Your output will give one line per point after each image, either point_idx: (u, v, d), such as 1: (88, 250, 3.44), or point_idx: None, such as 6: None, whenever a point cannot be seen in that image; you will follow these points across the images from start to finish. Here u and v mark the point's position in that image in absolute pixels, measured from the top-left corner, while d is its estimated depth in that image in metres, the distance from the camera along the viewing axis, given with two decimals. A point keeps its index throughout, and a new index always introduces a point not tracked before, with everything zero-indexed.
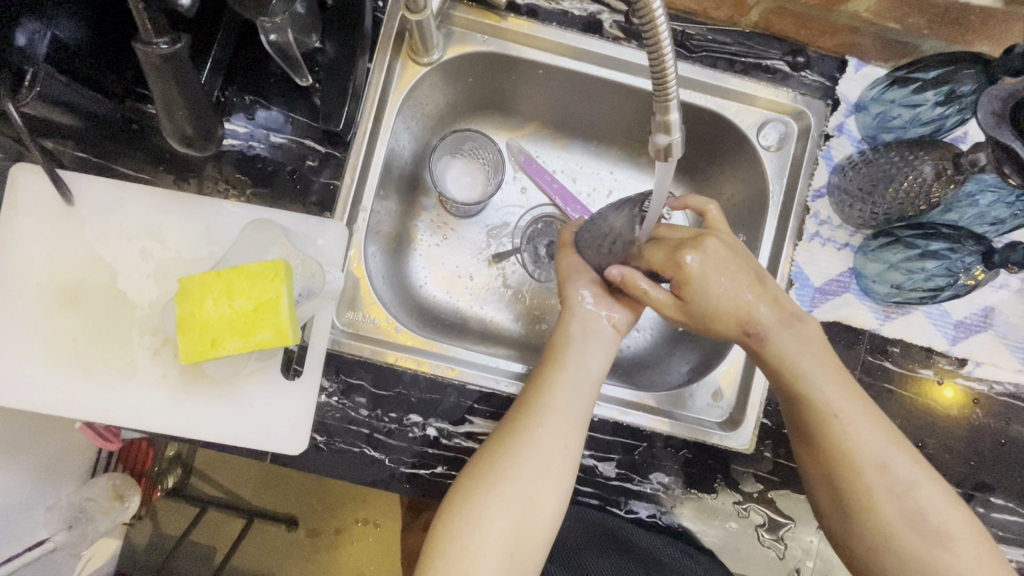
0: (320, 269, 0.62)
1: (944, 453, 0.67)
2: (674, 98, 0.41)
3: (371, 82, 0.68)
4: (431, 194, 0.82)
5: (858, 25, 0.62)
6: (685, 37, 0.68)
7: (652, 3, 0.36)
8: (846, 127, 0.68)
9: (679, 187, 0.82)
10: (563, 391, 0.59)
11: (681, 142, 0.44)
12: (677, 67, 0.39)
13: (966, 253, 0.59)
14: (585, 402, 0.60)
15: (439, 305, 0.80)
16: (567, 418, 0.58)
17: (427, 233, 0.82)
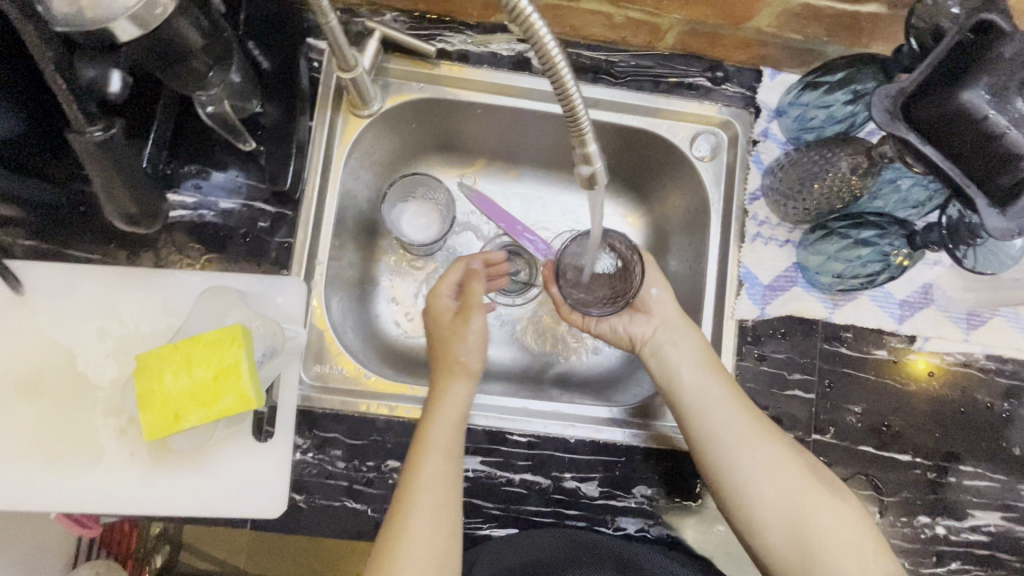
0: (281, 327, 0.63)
1: (909, 428, 0.70)
2: (588, 131, 0.43)
3: (315, 139, 0.69)
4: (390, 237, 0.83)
5: (765, 38, 0.67)
6: (610, 65, 0.72)
7: (546, 41, 0.38)
8: (771, 132, 0.72)
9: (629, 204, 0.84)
10: (433, 483, 0.58)
11: (604, 170, 0.47)
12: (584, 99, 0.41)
13: (890, 234, 0.63)
14: (455, 487, 0.59)
15: (410, 345, 0.80)
16: (445, 504, 0.58)
17: (389, 274, 0.82)
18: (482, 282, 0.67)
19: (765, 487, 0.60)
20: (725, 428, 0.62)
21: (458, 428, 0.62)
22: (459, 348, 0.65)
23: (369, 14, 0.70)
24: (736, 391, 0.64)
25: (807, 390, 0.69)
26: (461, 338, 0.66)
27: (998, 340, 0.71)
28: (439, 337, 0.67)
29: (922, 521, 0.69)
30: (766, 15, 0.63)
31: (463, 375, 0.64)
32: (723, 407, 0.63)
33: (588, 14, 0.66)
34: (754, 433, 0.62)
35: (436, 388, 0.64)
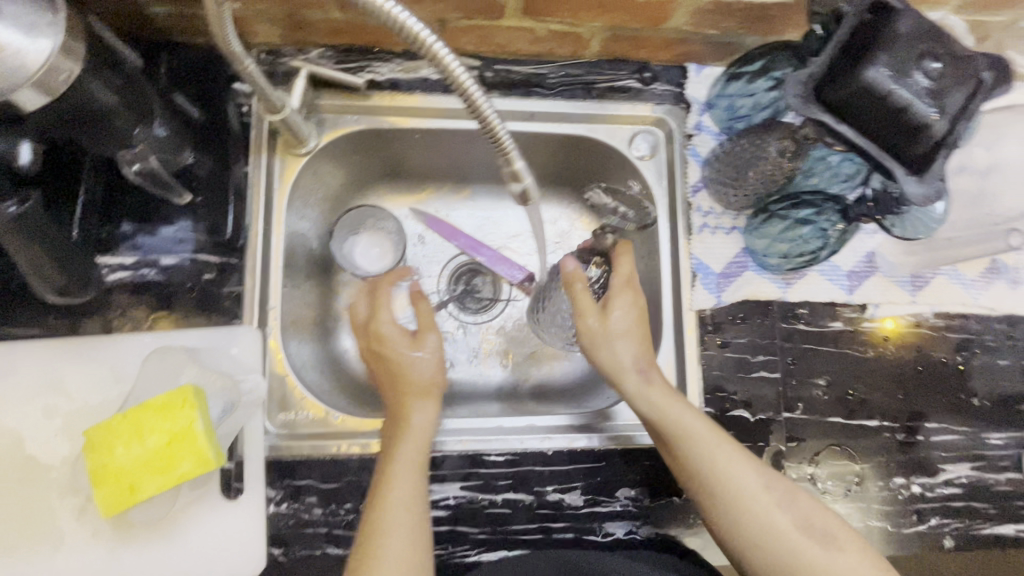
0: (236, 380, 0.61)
1: (873, 393, 0.72)
2: (512, 150, 0.45)
3: (253, 183, 0.67)
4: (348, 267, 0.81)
5: (684, 36, 0.69)
6: (541, 77, 0.73)
7: (452, 69, 0.40)
8: (704, 125, 0.74)
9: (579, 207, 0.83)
10: (400, 503, 0.57)
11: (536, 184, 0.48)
12: (504, 123, 0.43)
13: (827, 210, 0.65)
14: (423, 507, 0.58)
15: None
16: (413, 528, 0.56)
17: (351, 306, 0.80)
18: (428, 302, 0.71)
19: (752, 536, 0.57)
20: (702, 467, 0.59)
21: (423, 448, 0.61)
22: (416, 364, 0.67)
23: (295, 53, 0.69)
24: (713, 431, 0.62)
25: (772, 370, 0.71)
26: (417, 355, 0.68)
27: (943, 297, 0.74)
28: (377, 343, 0.68)
29: (898, 482, 0.71)
30: (682, 15, 0.65)
31: (420, 391, 0.66)
32: (697, 447, 0.60)
33: (511, 30, 0.67)
34: (731, 472, 0.59)
35: (403, 408, 0.64)
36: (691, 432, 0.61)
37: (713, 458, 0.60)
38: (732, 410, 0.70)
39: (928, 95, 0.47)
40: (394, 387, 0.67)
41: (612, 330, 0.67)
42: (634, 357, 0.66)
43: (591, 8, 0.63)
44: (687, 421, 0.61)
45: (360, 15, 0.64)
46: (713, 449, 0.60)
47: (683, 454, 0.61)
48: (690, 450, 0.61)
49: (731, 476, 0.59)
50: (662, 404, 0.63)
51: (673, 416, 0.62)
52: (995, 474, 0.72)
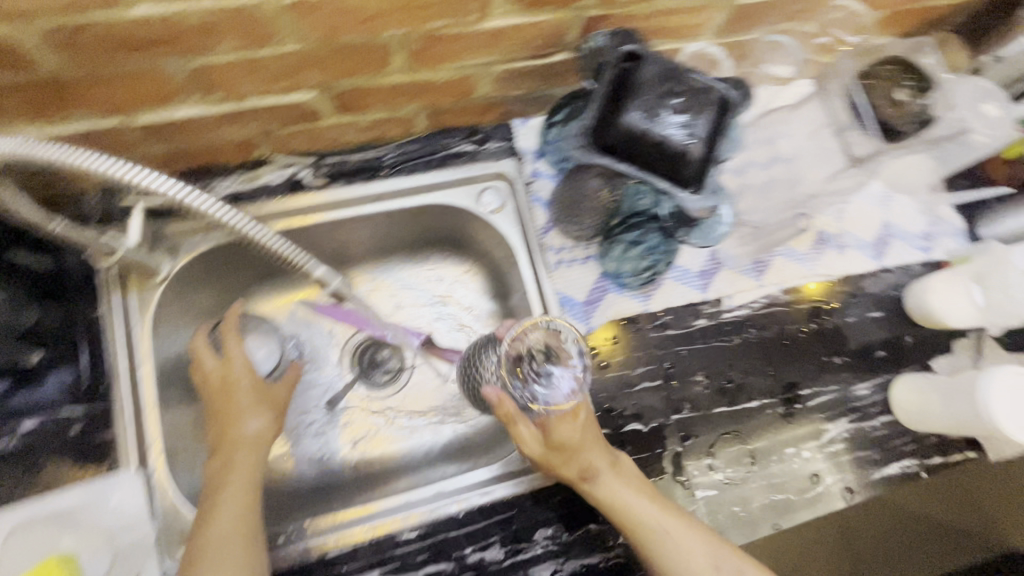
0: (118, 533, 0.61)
1: (747, 377, 0.78)
2: (303, 259, 0.65)
3: (109, 323, 0.67)
4: None
5: (498, 100, 0.75)
6: (380, 161, 0.77)
7: (202, 206, 0.53)
8: (540, 171, 0.80)
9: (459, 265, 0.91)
10: (226, 526, 0.58)
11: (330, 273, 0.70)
12: (275, 238, 0.60)
13: (650, 229, 0.75)
14: (253, 523, 0.59)
15: (298, 474, 0.81)
16: (248, 551, 0.57)
17: None
18: (233, 333, 0.72)
19: None
20: (661, 552, 0.60)
21: (251, 470, 0.63)
22: (244, 422, 0.66)
23: (130, 188, 0.70)
24: (662, 501, 0.64)
25: (653, 379, 0.76)
26: (241, 376, 0.69)
27: (785, 275, 0.82)
28: (223, 393, 0.68)
29: (789, 452, 0.76)
30: (486, 84, 0.71)
31: (247, 443, 0.65)
32: (649, 527, 0.61)
33: (336, 127, 0.71)
34: (690, 553, 0.60)
35: (230, 417, 0.66)
36: (644, 517, 0.62)
37: (667, 541, 0.60)
38: (625, 426, 0.73)
39: (681, 126, 0.53)
40: (222, 451, 0.64)
41: (564, 433, 0.62)
42: (591, 459, 0.64)
43: (401, 95, 0.68)
44: (640, 507, 0.62)
45: (181, 145, 0.66)
46: (667, 532, 0.61)
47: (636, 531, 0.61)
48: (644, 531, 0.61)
49: (683, 556, 0.60)
50: (613, 491, 0.63)
51: (625, 504, 0.62)
52: (870, 421, 0.79)
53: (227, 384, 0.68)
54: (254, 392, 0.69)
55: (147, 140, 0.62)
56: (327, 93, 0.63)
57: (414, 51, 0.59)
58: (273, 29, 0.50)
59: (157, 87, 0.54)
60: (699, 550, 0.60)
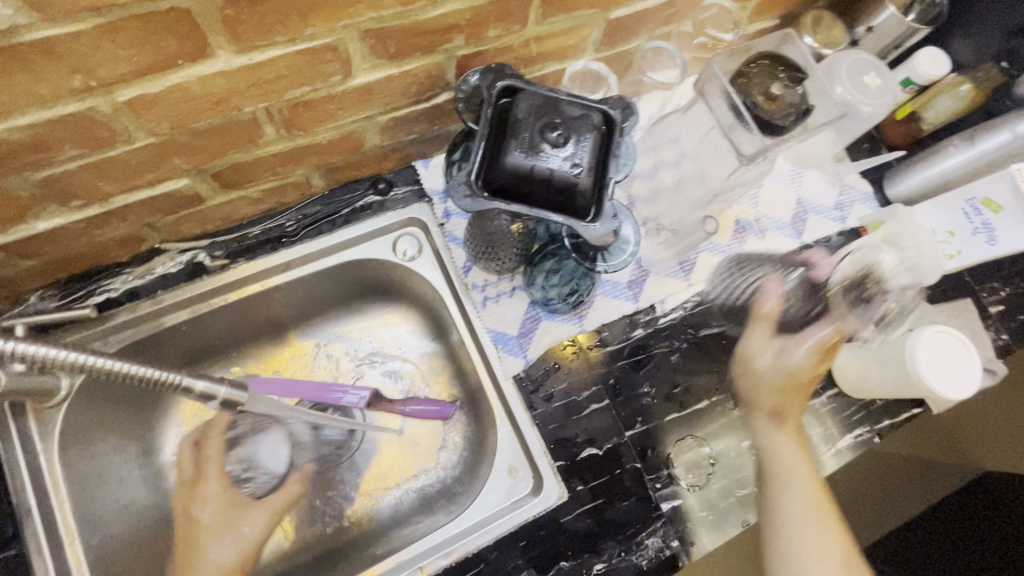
0: None
1: (693, 378, 0.78)
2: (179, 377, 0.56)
3: (8, 460, 0.63)
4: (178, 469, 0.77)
5: (392, 147, 0.73)
6: (283, 228, 0.74)
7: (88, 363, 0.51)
8: (451, 210, 0.79)
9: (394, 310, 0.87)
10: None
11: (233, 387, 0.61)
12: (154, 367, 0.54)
13: (566, 255, 0.73)
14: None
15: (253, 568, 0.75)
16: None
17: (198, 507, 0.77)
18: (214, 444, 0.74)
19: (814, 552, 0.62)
20: (777, 497, 0.65)
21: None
22: (211, 547, 0.66)
23: (12, 306, 0.66)
24: (824, 492, 0.65)
25: (600, 399, 0.75)
26: (212, 493, 0.71)
27: (712, 270, 0.82)
28: (186, 527, 0.69)
29: (747, 445, 0.77)
30: (375, 136, 0.68)
31: (213, 564, 0.65)
32: (797, 494, 0.64)
33: (226, 204, 0.68)
34: (806, 529, 0.63)
35: (196, 537, 0.67)
36: (778, 476, 0.66)
37: (785, 506, 0.64)
38: (580, 454, 0.72)
39: (566, 159, 0.53)
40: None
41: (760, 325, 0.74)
42: (792, 350, 0.71)
43: (287, 162, 0.65)
44: (792, 456, 0.67)
45: (56, 255, 0.61)
46: (794, 484, 0.65)
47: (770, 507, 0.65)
48: (782, 486, 0.65)
49: (805, 526, 0.63)
50: (804, 418, 0.69)
51: (772, 461, 0.67)
52: (818, 398, 0.80)
53: (198, 500, 0.70)
54: (223, 504, 0.70)
55: (13, 258, 0.58)
56: (203, 176, 0.60)
57: (283, 120, 0.56)
58: (116, 129, 0.47)
59: (4, 208, 0.50)
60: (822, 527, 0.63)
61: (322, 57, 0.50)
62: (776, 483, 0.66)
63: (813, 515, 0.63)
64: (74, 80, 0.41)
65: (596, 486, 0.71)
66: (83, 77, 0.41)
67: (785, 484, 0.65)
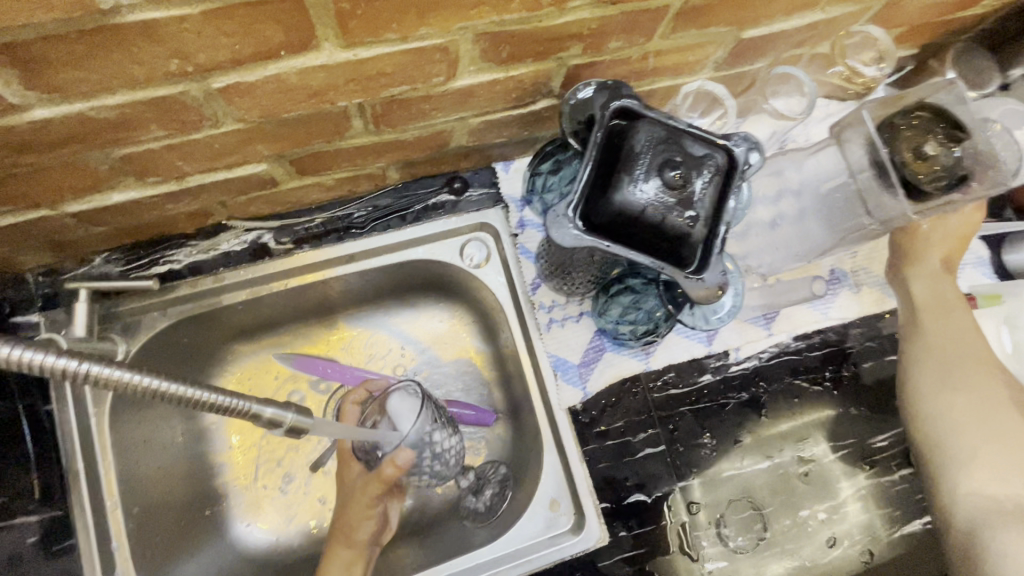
0: None
1: (757, 435, 0.73)
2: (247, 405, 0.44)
3: (62, 420, 0.63)
4: (216, 436, 0.77)
5: (476, 148, 0.68)
6: (350, 218, 0.70)
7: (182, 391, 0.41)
8: (527, 220, 0.74)
9: (450, 307, 0.82)
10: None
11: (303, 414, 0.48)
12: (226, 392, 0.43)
13: (651, 292, 0.65)
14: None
15: (284, 546, 0.75)
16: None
17: (234, 478, 0.77)
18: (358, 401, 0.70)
19: (968, 409, 0.64)
20: (927, 346, 0.69)
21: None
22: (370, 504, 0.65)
23: (77, 265, 0.65)
24: (974, 349, 0.67)
25: (656, 443, 0.70)
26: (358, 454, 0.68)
27: (796, 322, 0.75)
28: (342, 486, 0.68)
29: (804, 515, 0.72)
30: (461, 136, 0.63)
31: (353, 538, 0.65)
32: (958, 331, 0.68)
33: (298, 189, 0.64)
34: (962, 356, 0.67)
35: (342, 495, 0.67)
36: (927, 327, 0.70)
37: (952, 329, 0.69)
38: (627, 498, 0.68)
39: (681, 203, 0.47)
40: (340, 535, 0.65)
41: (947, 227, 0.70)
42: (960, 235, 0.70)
43: (368, 155, 0.61)
44: (930, 324, 0.70)
45: (127, 223, 0.59)
46: (932, 348, 0.69)
47: (934, 343, 0.69)
48: (939, 333, 0.69)
49: (962, 367, 0.66)
50: (933, 310, 0.70)
51: (924, 316, 0.70)
52: (890, 476, 0.74)
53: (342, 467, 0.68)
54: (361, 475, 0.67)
55: (85, 223, 0.56)
56: (282, 161, 0.56)
57: (374, 115, 0.52)
58: (205, 113, 0.43)
59: (83, 179, 0.48)
60: (975, 372, 0.66)
61: (430, 58, 0.45)
62: (926, 307, 0.71)
63: (970, 363, 0.66)
64: (170, 64, 0.37)
65: (639, 534, 0.68)
66: (180, 62, 0.37)
67: (940, 309, 0.70)
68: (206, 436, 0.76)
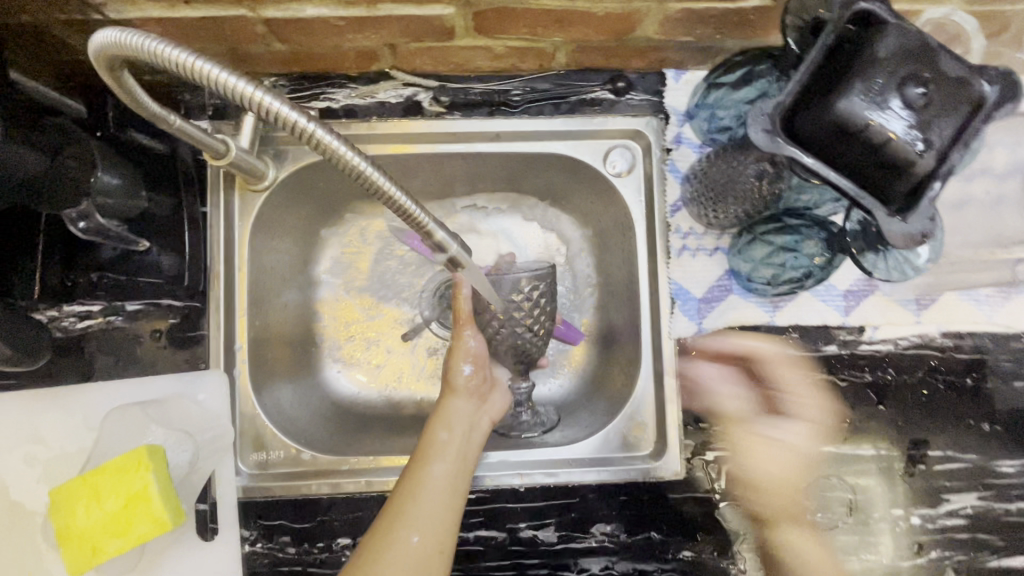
0: (189, 437, 0.60)
1: (870, 421, 0.68)
2: (428, 222, 0.50)
3: (210, 223, 0.66)
4: (323, 285, 0.80)
5: (656, 44, 0.63)
6: (506, 95, 0.68)
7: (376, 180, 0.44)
8: (684, 137, 0.69)
9: (565, 221, 0.79)
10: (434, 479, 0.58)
11: (461, 248, 0.54)
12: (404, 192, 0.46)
13: (811, 237, 0.60)
14: (456, 498, 0.58)
15: (366, 400, 0.78)
16: (438, 517, 0.56)
17: (331, 329, 0.80)
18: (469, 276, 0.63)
19: None
20: None
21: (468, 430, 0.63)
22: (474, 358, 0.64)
23: None
24: None
25: (758, 399, 0.67)
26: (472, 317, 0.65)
27: (952, 316, 0.68)
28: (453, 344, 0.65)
29: (895, 514, 0.67)
30: (650, 24, 0.58)
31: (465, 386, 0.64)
32: None
33: (467, 50, 0.63)
34: None
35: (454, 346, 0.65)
36: None
37: None
38: (713, 443, 0.66)
39: (913, 127, 0.41)
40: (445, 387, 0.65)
41: None
42: None
43: (549, 24, 0.58)
44: None
45: (305, 47, 0.60)
46: None
47: None
48: None
49: None
50: None
51: None
52: (1005, 504, 0.67)
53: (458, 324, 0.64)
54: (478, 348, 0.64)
55: (272, 35, 0.57)
56: (467, 9, 0.55)
57: None
58: None
59: None
60: None
61: None
62: None
63: None
64: None
65: (716, 480, 0.66)
66: None
67: None
68: (316, 282, 0.80)
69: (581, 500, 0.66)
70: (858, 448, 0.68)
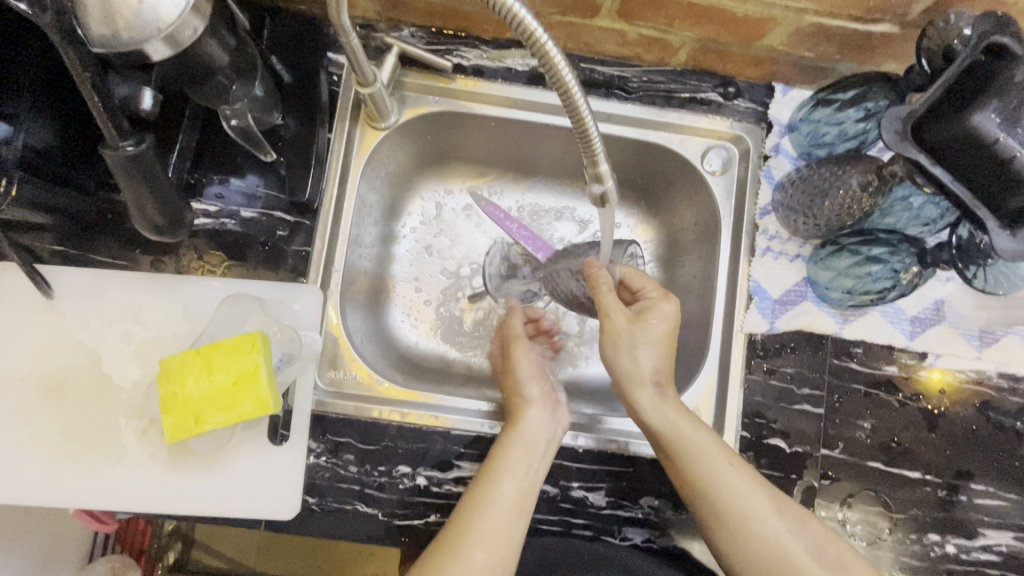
0: (298, 334, 0.64)
1: (920, 446, 0.70)
2: (599, 153, 0.49)
3: (333, 150, 0.71)
4: (404, 240, 0.84)
5: (776, 55, 0.67)
6: (623, 80, 0.73)
7: (575, 97, 0.45)
8: (783, 147, 0.73)
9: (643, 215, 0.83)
10: (496, 526, 0.58)
11: (614, 188, 0.53)
12: (597, 125, 0.46)
13: (905, 252, 0.64)
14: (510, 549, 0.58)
15: (425, 354, 0.80)
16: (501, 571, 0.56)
17: (403, 280, 0.83)
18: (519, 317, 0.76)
19: None
20: None
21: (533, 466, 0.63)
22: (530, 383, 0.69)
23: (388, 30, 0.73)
24: None
25: (816, 405, 0.69)
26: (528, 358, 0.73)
27: (1009, 357, 0.71)
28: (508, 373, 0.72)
29: (931, 539, 0.69)
30: (779, 33, 0.63)
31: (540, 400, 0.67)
32: None
33: (602, 31, 0.67)
34: None
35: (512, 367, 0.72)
36: None
37: None
38: (768, 438, 0.68)
39: None
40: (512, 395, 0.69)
41: None
42: None
43: (686, 18, 0.63)
44: None
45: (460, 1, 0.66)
46: None
47: None
48: None
49: None
50: None
51: None
52: None
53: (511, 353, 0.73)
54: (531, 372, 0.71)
55: None
56: None
57: None
58: None
59: None
60: None
61: None
62: None
63: None
64: None
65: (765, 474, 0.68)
66: None
67: None
68: (394, 238, 0.83)
69: (633, 472, 0.68)
70: (907, 469, 0.69)
